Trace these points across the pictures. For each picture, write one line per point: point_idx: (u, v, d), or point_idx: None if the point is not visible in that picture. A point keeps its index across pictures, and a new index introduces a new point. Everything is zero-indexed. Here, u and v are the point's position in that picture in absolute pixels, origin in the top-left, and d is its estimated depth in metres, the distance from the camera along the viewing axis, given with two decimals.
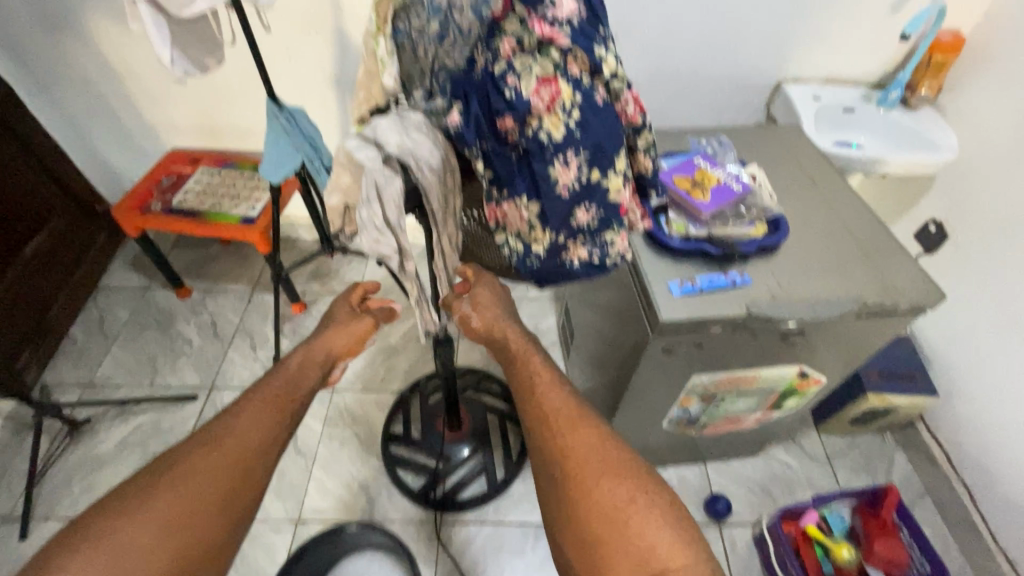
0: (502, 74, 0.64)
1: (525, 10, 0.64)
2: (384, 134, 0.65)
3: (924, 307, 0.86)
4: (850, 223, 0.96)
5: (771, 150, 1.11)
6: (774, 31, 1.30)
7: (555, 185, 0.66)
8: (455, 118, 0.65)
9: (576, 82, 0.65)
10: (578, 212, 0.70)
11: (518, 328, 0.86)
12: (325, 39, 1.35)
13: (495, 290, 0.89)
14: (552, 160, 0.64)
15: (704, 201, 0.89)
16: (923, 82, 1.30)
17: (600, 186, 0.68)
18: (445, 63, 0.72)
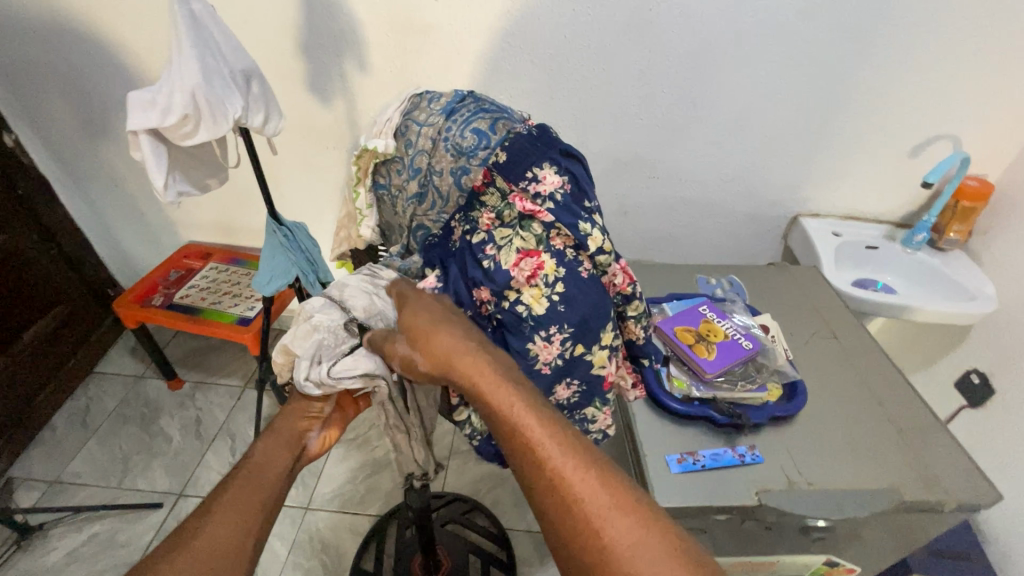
0: (480, 245, 0.71)
1: (506, 184, 0.71)
2: (353, 296, 0.74)
3: (977, 507, 0.73)
4: (880, 390, 0.86)
5: (787, 296, 1.04)
6: (788, 169, 1.28)
7: (534, 359, 0.71)
8: (429, 283, 0.73)
9: (559, 255, 0.70)
10: (558, 386, 0.74)
11: (483, 353, 0.64)
12: (342, 154, 1.40)
13: (437, 304, 0.69)
14: (531, 335, 0.70)
15: (708, 359, 0.81)
16: (951, 226, 1.23)
17: (582, 359, 0.73)
18: (425, 222, 0.78)
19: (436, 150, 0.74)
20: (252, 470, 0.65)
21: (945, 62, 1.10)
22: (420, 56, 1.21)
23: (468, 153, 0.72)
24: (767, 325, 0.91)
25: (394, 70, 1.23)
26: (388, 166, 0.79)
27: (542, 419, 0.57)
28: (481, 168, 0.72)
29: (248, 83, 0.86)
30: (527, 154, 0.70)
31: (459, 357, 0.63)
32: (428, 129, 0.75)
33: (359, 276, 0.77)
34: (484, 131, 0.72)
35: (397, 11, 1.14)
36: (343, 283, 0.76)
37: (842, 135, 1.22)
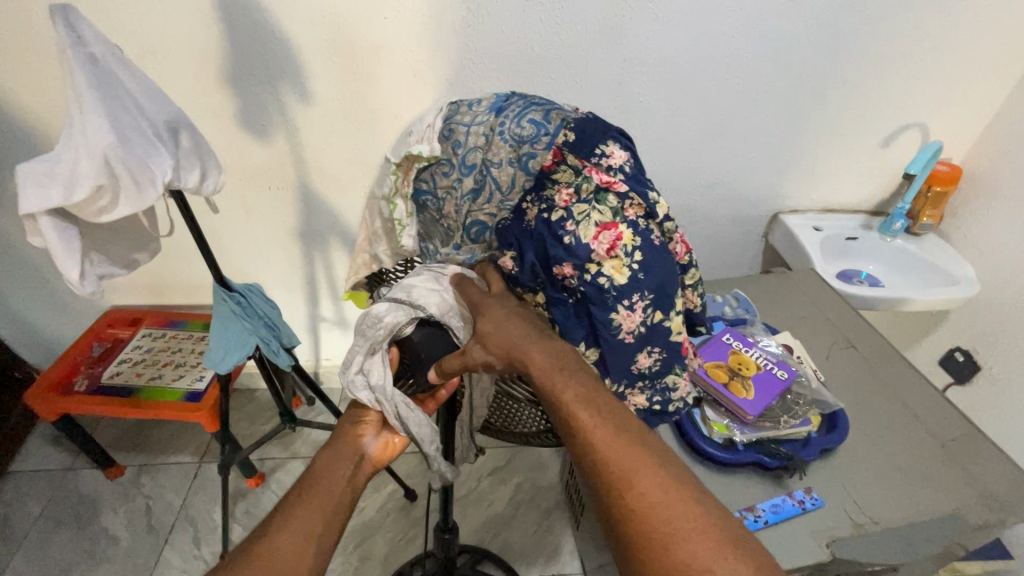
0: (558, 221, 0.70)
1: (576, 161, 0.72)
2: (424, 298, 0.75)
3: None
4: (909, 400, 0.83)
5: (794, 308, 1.00)
6: (766, 170, 1.25)
7: (620, 329, 0.70)
8: (507, 263, 0.75)
9: (634, 225, 0.71)
10: (641, 355, 0.72)
11: (539, 344, 0.70)
12: (289, 194, 1.23)
13: (505, 311, 0.73)
14: (615, 302, 0.69)
15: (750, 398, 0.74)
16: (925, 211, 1.25)
17: (662, 326, 0.73)
18: (480, 216, 0.78)
19: (493, 142, 0.76)
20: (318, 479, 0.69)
21: (913, 52, 1.09)
22: (373, 82, 1.07)
23: (530, 140, 0.74)
24: (789, 346, 0.87)
25: (344, 98, 1.08)
26: (434, 169, 0.79)
27: (614, 432, 0.62)
28: (547, 150, 0.73)
29: (175, 136, 0.70)
30: (592, 134, 0.72)
31: (518, 345, 0.69)
32: (479, 124, 0.77)
33: (425, 277, 0.77)
34: (539, 121, 0.75)
35: (340, 31, 1.00)
36: (410, 285, 0.76)
37: (816, 131, 1.20)
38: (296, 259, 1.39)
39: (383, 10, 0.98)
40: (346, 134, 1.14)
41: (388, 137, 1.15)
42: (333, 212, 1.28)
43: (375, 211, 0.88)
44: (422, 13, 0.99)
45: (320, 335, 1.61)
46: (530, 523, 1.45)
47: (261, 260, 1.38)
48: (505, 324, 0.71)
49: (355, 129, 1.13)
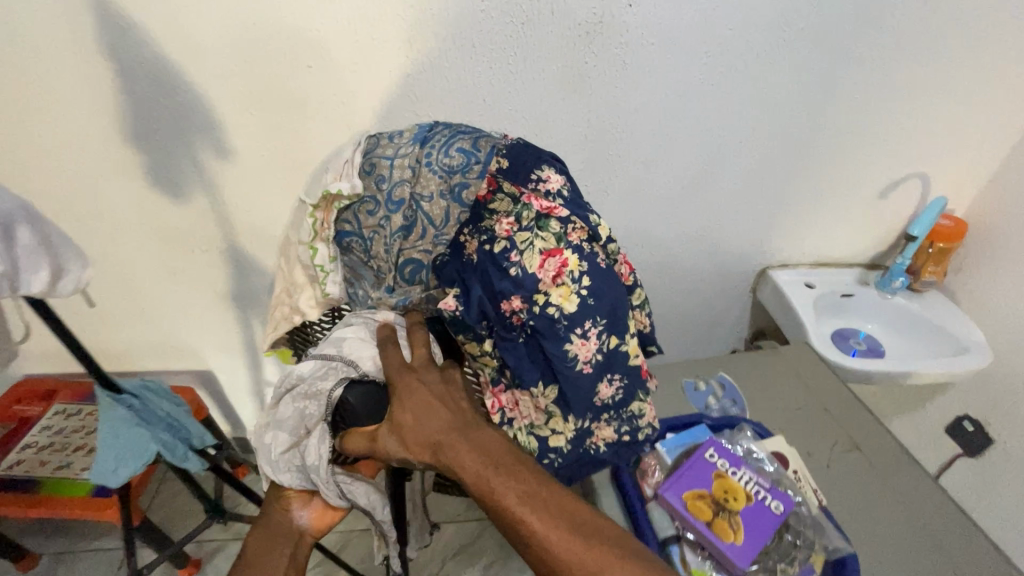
0: (502, 252, 0.62)
1: (511, 187, 0.64)
2: (357, 351, 0.63)
3: None
4: (926, 520, 0.70)
5: (790, 393, 0.86)
6: (753, 222, 1.13)
7: (574, 363, 0.62)
8: (450, 302, 0.62)
9: (579, 248, 0.63)
10: (601, 386, 0.65)
11: (468, 430, 0.58)
12: (217, 256, 1.09)
13: (420, 387, 0.60)
14: (566, 333, 0.61)
15: (737, 544, 0.60)
16: (927, 268, 1.13)
17: (618, 352, 0.65)
18: (415, 254, 0.66)
19: (419, 174, 0.65)
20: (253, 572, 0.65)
21: (911, 98, 0.98)
22: (303, 136, 0.93)
23: (461, 170, 0.65)
24: (783, 456, 0.73)
25: (270, 154, 0.94)
26: (356, 208, 0.66)
27: (572, 532, 0.52)
28: (481, 179, 0.65)
29: (9, 233, 0.55)
30: (525, 158, 0.65)
31: (445, 439, 0.57)
32: (403, 157, 0.66)
33: (357, 326, 0.66)
34: (468, 149, 0.66)
35: (259, 81, 0.86)
36: (339, 340, 0.64)
37: (806, 181, 1.08)
38: (232, 322, 1.23)
39: (307, 57, 0.84)
40: (276, 192, 0.99)
41: None
42: (267, 274, 1.13)
43: (294, 256, 0.70)
44: (353, 60, 0.85)
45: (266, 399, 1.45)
46: None
47: (190, 325, 1.22)
48: (430, 415, 0.58)
49: (285, 186, 0.99)
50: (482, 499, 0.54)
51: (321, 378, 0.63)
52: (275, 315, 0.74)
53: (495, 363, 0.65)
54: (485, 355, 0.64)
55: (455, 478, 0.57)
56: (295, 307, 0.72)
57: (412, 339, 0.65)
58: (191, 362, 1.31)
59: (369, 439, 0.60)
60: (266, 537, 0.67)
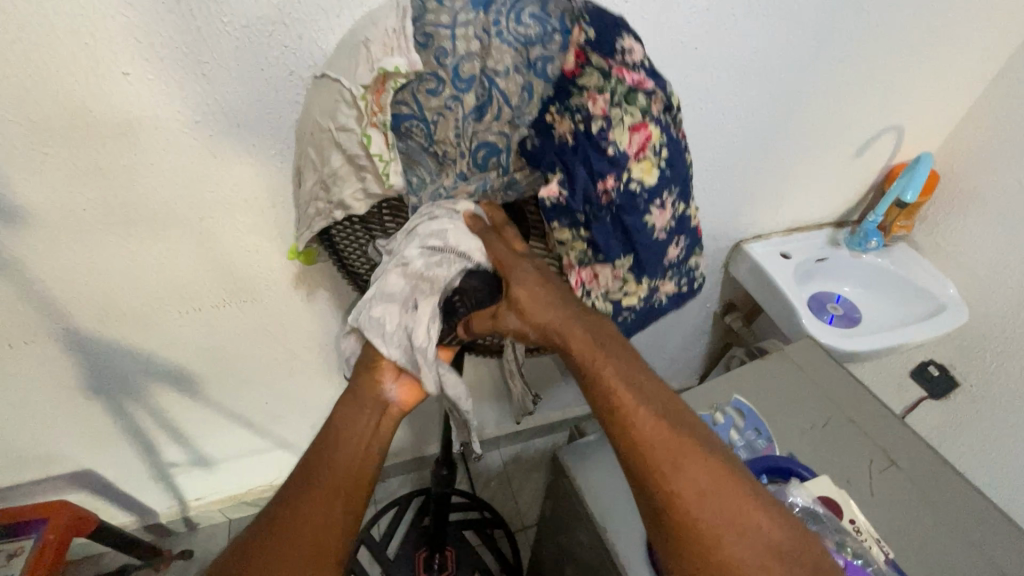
0: (600, 131, 0.47)
1: (600, 60, 0.47)
2: (467, 241, 0.51)
3: None
4: (983, 541, 0.64)
5: (814, 407, 0.76)
6: (729, 198, 1.00)
7: (651, 233, 0.51)
8: (552, 188, 0.48)
9: (664, 125, 0.50)
10: (670, 249, 0.55)
11: (584, 317, 0.51)
12: (47, 344, 0.76)
13: (541, 270, 0.53)
14: (647, 210, 0.50)
15: None
16: (897, 223, 1.08)
17: (688, 219, 0.55)
18: (491, 137, 0.49)
19: (490, 47, 0.46)
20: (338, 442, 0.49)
21: (895, 48, 0.87)
22: (147, 175, 0.63)
23: (541, 41, 0.47)
24: (835, 504, 0.62)
25: (98, 205, 0.63)
26: (415, 86, 0.48)
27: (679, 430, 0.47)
28: (565, 52, 0.47)
29: None
30: (608, 24, 0.48)
31: (560, 319, 0.51)
32: (466, 26, 0.46)
33: (445, 215, 0.51)
34: (540, 15, 0.47)
35: (50, 101, 0.54)
36: (440, 231, 0.50)
37: (782, 147, 0.95)
38: (99, 414, 0.92)
39: (125, 61, 0.54)
40: (120, 254, 0.69)
41: (200, 245, 0.72)
42: (135, 351, 0.83)
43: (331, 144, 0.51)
44: (204, 58, 0.56)
45: (174, 480, 1.16)
46: None
47: (37, 429, 0.89)
48: (549, 298, 0.51)
49: (133, 244, 0.69)
50: (586, 377, 0.49)
51: (434, 267, 0.51)
52: (309, 210, 0.57)
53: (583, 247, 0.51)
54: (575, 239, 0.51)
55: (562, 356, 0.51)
56: (336, 203, 0.53)
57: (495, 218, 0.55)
58: (52, 468, 0.98)
59: (486, 321, 0.52)
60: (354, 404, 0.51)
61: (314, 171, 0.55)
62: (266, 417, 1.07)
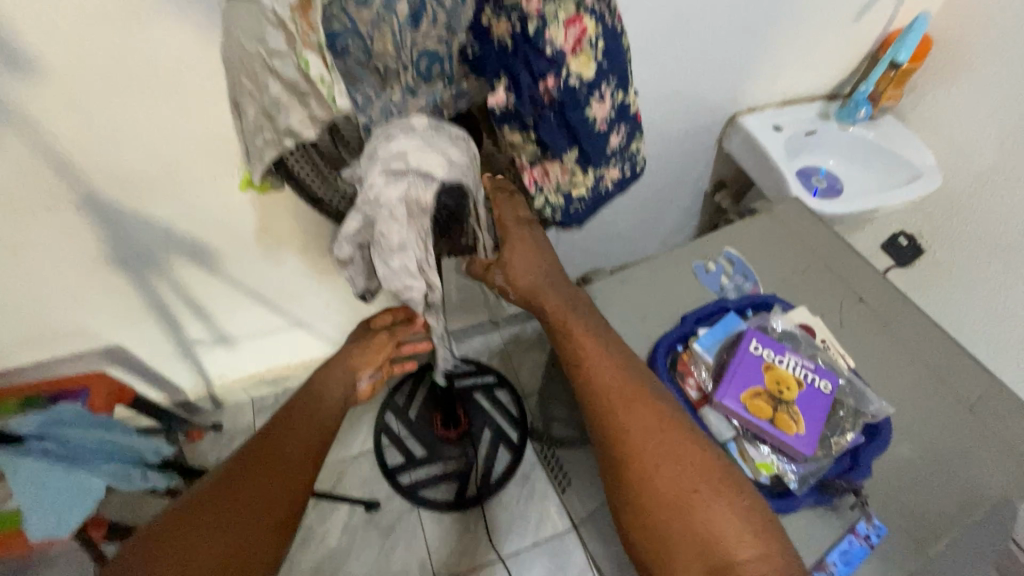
0: (536, 32, 0.48)
1: None
2: (428, 159, 0.49)
3: None
4: (935, 358, 0.74)
5: (794, 257, 0.84)
6: (729, 65, 1.01)
7: (593, 126, 0.55)
8: (499, 97, 0.53)
9: (599, 16, 0.51)
10: (612, 137, 0.59)
11: (560, 284, 0.66)
12: (71, 211, 0.78)
13: (535, 240, 0.64)
14: (587, 102, 0.53)
15: (801, 433, 0.60)
16: (888, 92, 1.11)
17: (628, 107, 0.58)
18: (431, 45, 0.51)
19: None
20: (270, 454, 0.62)
21: None
22: (155, 23, 0.62)
23: None
24: (810, 328, 0.72)
25: (109, 57, 0.63)
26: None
27: (623, 372, 0.61)
28: None
29: None
30: None
31: (541, 286, 0.65)
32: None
33: (404, 136, 0.49)
34: None
35: None
36: (400, 151, 0.49)
37: (786, 8, 0.95)
38: (124, 288, 0.96)
39: None
40: (134, 113, 0.69)
41: (213, 106, 0.72)
42: (155, 224, 0.86)
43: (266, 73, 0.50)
44: None
45: (198, 358, 1.23)
46: (497, 497, 1.34)
47: (68, 304, 0.94)
48: (531, 266, 0.64)
49: (148, 104, 0.69)
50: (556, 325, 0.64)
51: (405, 194, 0.50)
52: (259, 144, 0.58)
53: (534, 148, 0.57)
54: (525, 141, 0.57)
55: (540, 313, 0.66)
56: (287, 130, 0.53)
57: (496, 200, 0.63)
58: (85, 343, 1.04)
59: (480, 268, 0.65)
60: (310, 409, 0.71)
61: (255, 100, 0.55)
62: (281, 296, 1.12)
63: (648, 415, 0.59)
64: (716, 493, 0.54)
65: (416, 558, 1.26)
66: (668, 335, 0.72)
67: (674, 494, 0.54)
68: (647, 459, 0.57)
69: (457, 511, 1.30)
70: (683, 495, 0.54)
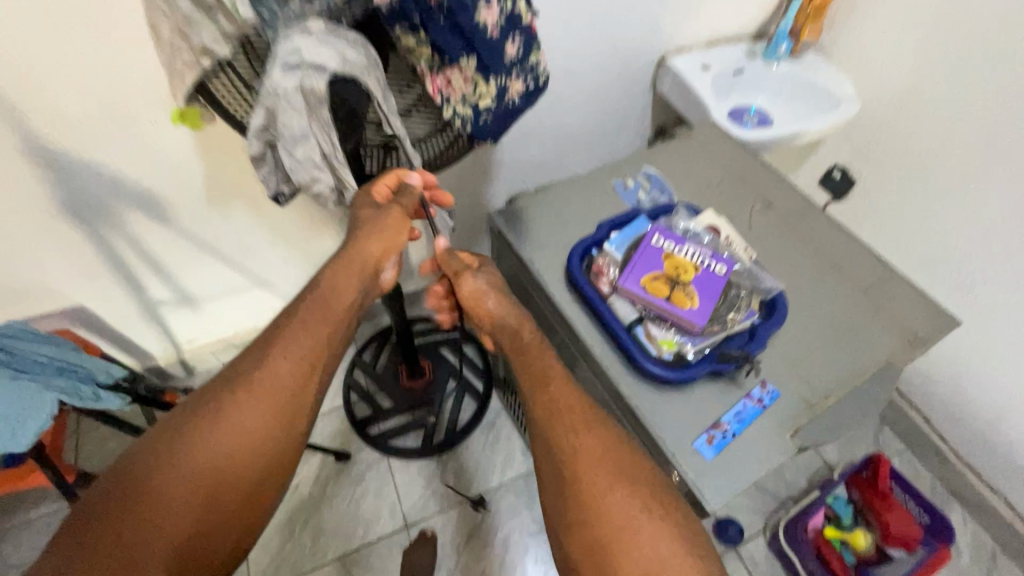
0: None
1: None
2: (318, 52, 0.54)
3: (950, 326, 0.72)
4: (834, 249, 0.80)
5: (711, 171, 0.90)
6: (648, 8, 1.05)
7: (484, 32, 0.60)
8: None
9: None
10: (507, 46, 0.63)
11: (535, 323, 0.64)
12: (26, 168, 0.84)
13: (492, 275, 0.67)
14: (474, 8, 0.58)
15: (696, 308, 0.66)
16: (807, 29, 1.17)
17: (515, 14, 0.62)
18: None
19: None
20: (237, 406, 0.53)
21: None
22: None
23: None
24: (717, 228, 0.78)
25: None
26: None
27: (589, 412, 0.55)
28: None
29: None
30: None
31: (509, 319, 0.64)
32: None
33: (299, 34, 0.54)
34: None
35: None
36: (296, 47, 0.54)
37: None
38: (81, 242, 1.00)
39: None
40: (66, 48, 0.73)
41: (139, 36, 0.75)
42: (104, 173, 0.90)
43: None
44: None
45: (162, 320, 1.26)
46: (464, 442, 1.38)
47: (20, 258, 0.97)
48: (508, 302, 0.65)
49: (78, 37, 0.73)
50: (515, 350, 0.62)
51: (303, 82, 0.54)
52: (176, 64, 0.62)
53: (429, 52, 0.61)
54: (420, 45, 0.61)
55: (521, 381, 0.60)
56: (201, 50, 0.59)
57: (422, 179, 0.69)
58: (48, 302, 1.08)
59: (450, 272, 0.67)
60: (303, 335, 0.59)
61: (169, 21, 0.61)
62: (237, 250, 1.16)
63: (597, 440, 0.53)
64: (662, 511, 0.49)
65: (387, 502, 1.31)
66: (582, 239, 0.76)
67: (625, 516, 0.48)
68: (594, 469, 0.51)
69: (427, 457, 1.35)
70: (632, 517, 0.48)
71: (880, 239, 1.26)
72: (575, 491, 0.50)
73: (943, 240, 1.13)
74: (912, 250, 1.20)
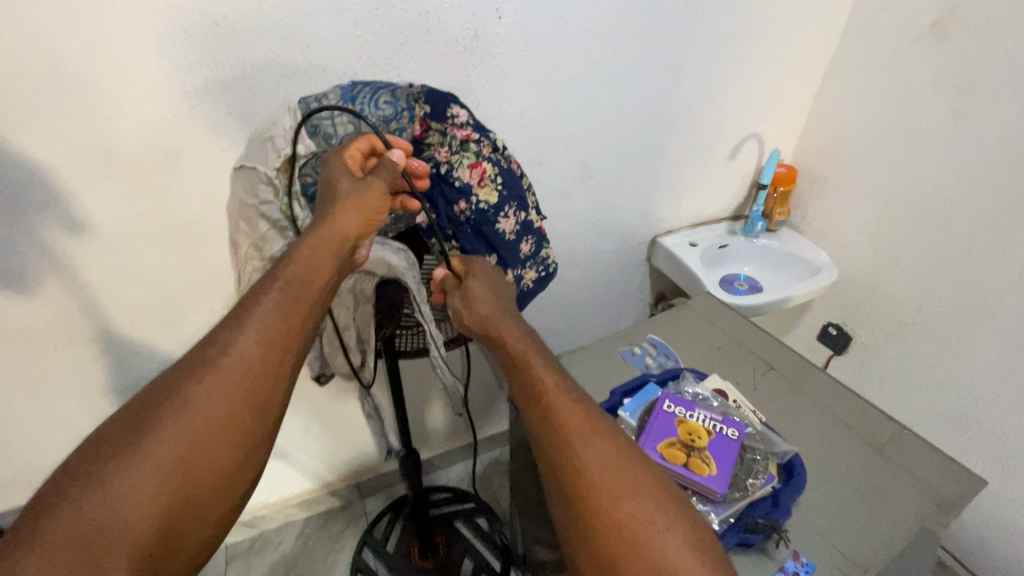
0: (447, 172, 0.70)
1: (440, 125, 0.71)
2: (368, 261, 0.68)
3: (977, 485, 0.72)
4: (841, 408, 0.83)
5: (710, 336, 0.97)
6: (638, 200, 1.23)
7: (504, 236, 0.73)
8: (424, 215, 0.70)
9: (495, 162, 0.73)
10: (522, 246, 0.76)
11: (520, 326, 0.63)
12: (92, 354, 0.93)
13: (483, 282, 0.67)
14: (496, 219, 0.72)
15: (715, 475, 0.67)
16: (777, 210, 1.36)
17: (529, 222, 0.77)
18: None
19: (361, 128, 0.69)
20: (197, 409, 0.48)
21: (749, 65, 1.14)
22: (177, 192, 0.83)
23: (395, 119, 0.70)
24: (724, 392, 0.83)
25: (137, 222, 0.83)
26: (314, 164, 0.68)
27: (580, 415, 0.54)
28: (413, 122, 0.71)
29: None
30: (440, 99, 0.72)
31: (496, 321, 0.63)
32: (341, 119, 0.69)
33: None
34: (393, 102, 0.71)
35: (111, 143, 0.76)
36: None
37: (675, 151, 1.19)
38: None
39: (167, 108, 0.76)
40: (153, 254, 0.87)
41: (216, 245, 0.90)
42: (158, 355, 0.99)
43: (257, 215, 0.72)
44: (228, 105, 0.78)
45: None
46: None
47: (59, 438, 1.01)
48: (487, 300, 0.65)
49: (168, 248, 0.87)
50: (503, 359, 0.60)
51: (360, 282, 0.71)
52: (248, 269, 0.76)
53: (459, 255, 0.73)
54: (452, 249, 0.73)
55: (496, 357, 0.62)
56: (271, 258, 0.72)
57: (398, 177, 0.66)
58: None
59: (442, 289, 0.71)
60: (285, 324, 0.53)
61: (248, 237, 0.76)
62: None
63: (600, 453, 0.52)
64: (666, 515, 0.49)
65: None
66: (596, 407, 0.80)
67: (630, 524, 0.48)
68: (603, 488, 0.50)
69: None
70: (637, 525, 0.48)
71: (889, 390, 1.29)
72: (574, 497, 0.50)
73: (952, 391, 1.15)
74: (924, 400, 1.22)
